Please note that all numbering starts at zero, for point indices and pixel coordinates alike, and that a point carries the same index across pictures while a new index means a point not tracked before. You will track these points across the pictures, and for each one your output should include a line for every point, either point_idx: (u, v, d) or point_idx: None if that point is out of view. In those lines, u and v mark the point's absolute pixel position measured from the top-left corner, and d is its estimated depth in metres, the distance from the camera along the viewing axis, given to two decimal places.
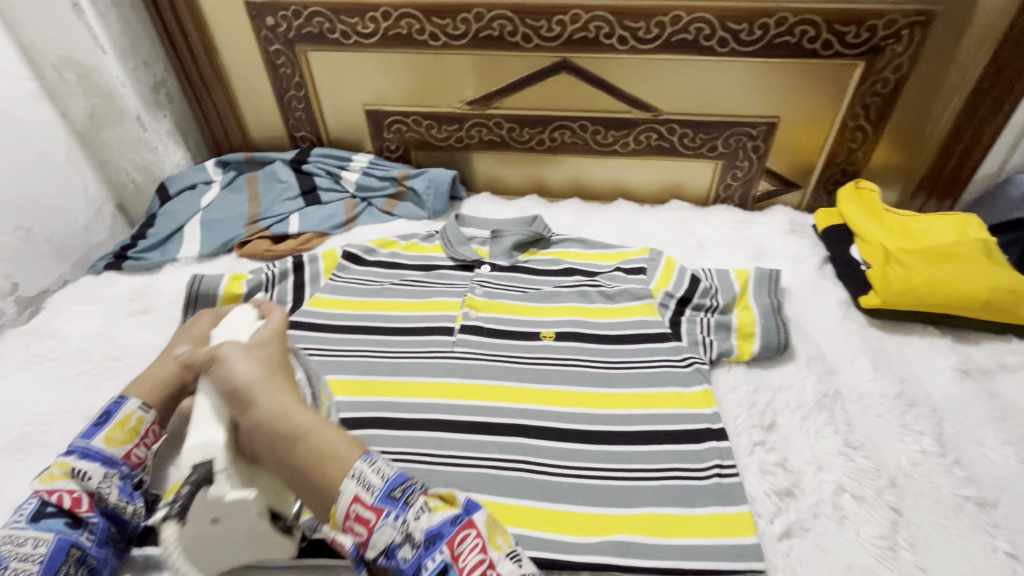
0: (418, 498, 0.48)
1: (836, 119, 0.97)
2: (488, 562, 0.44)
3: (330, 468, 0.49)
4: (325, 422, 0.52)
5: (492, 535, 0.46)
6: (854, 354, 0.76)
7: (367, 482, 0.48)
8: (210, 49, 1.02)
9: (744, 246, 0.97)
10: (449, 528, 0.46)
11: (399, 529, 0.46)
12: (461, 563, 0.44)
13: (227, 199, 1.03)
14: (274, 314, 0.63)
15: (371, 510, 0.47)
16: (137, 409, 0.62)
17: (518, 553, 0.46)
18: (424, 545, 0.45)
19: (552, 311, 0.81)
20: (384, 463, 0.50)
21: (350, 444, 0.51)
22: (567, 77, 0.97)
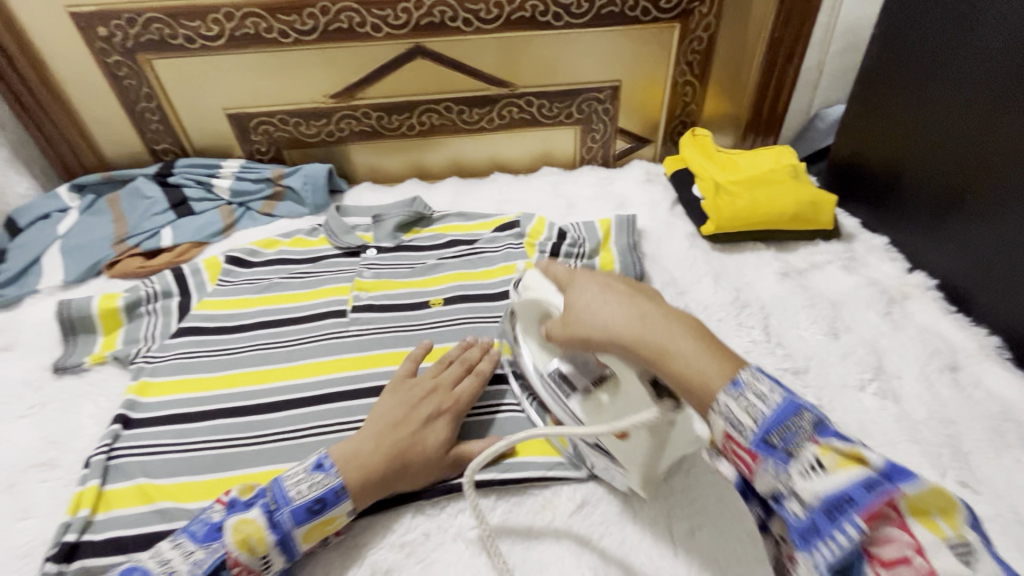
0: (805, 449, 0.39)
1: (668, 77, 1.10)
2: (912, 549, 0.34)
3: (700, 390, 0.43)
4: (671, 340, 0.46)
5: (928, 512, 0.35)
6: (700, 274, 0.88)
7: (737, 421, 0.41)
8: (40, 66, 0.96)
9: (607, 198, 1.08)
10: (862, 494, 0.35)
11: (782, 481, 0.39)
12: (874, 547, 0.35)
13: (88, 223, 0.98)
14: (555, 269, 0.60)
15: (748, 453, 0.41)
16: (342, 512, 0.55)
17: (969, 550, 0.34)
18: (827, 512, 0.36)
19: (439, 281, 0.87)
20: (756, 393, 0.41)
21: (719, 360, 0.44)
22: (424, 61, 1.01)
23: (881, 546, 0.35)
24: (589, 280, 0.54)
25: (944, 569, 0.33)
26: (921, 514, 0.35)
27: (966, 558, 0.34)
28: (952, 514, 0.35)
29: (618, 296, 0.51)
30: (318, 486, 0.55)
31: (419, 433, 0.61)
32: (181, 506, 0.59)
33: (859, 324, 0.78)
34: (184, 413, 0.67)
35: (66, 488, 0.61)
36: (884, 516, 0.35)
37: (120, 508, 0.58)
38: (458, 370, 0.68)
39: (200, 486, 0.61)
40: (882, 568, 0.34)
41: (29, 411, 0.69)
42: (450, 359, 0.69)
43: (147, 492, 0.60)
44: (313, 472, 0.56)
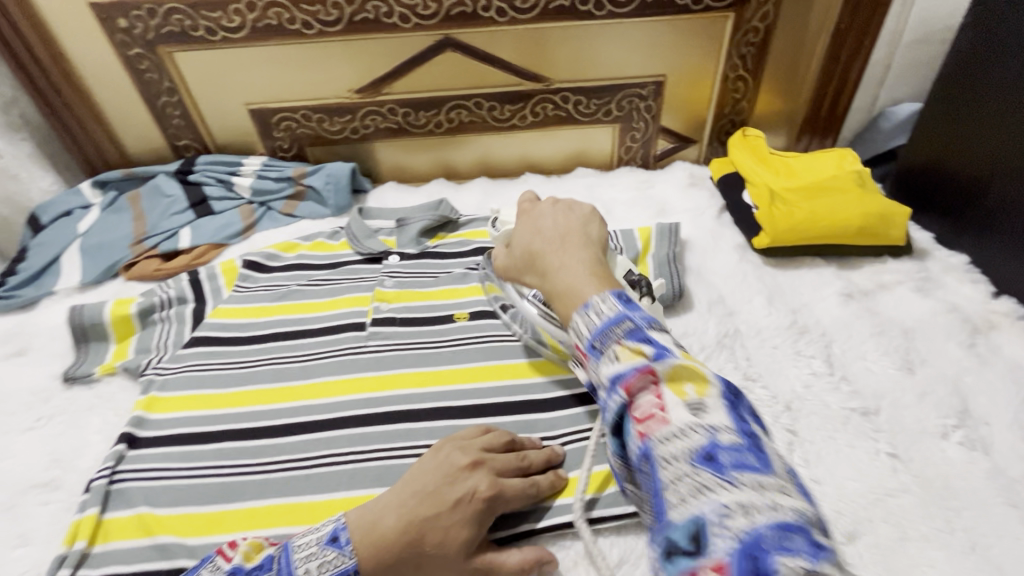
0: (613, 345, 0.47)
1: (718, 71, 1.00)
2: (659, 406, 0.42)
3: (572, 307, 0.53)
4: (561, 269, 0.56)
5: (679, 383, 0.43)
6: (751, 293, 0.80)
7: (579, 332, 0.50)
8: (61, 59, 0.93)
9: (647, 204, 1.00)
10: (631, 373, 0.44)
11: (597, 374, 0.47)
12: (637, 410, 0.43)
13: (108, 221, 0.96)
14: (525, 205, 0.68)
15: (580, 353, 0.50)
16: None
17: (703, 406, 0.42)
18: (610, 388, 0.45)
19: (464, 292, 0.81)
20: (597, 310, 0.50)
21: (596, 284, 0.53)
22: (453, 54, 0.95)
23: (644, 413, 0.43)
24: (529, 221, 0.65)
25: (677, 421, 0.41)
26: (676, 383, 0.43)
27: (798, 515, 0.36)
28: (701, 384, 0.43)
29: (542, 233, 0.62)
30: (328, 568, 0.48)
31: (459, 532, 0.50)
32: (183, 540, 0.55)
33: (938, 358, 0.69)
34: (192, 433, 0.63)
35: (68, 512, 0.58)
36: (647, 388, 0.43)
37: (119, 539, 0.55)
38: (500, 445, 0.57)
39: (204, 518, 0.56)
40: (641, 428, 0.42)
41: (37, 423, 0.67)
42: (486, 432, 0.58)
43: (148, 524, 0.56)
44: (325, 550, 0.48)
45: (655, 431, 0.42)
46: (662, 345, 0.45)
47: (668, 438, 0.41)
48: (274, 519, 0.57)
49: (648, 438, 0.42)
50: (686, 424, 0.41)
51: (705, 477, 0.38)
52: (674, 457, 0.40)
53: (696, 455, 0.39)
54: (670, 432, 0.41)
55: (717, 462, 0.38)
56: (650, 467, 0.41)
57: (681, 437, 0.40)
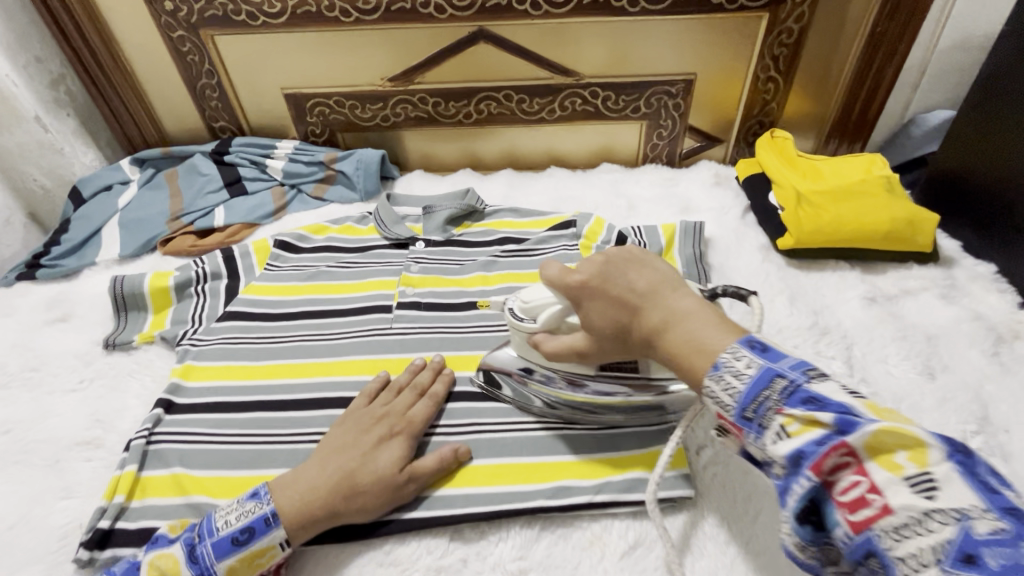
0: (773, 417, 0.38)
1: (749, 71, 1.00)
2: (868, 485, 0.34)
3: (704, 359, 0.43)
4: (673, 316, 0.46)
5: (887, 453, 0.34)
6: (773, 293, 0.80)
7: (717, 400, 0.41)
8: (108, 39, 0.97)
9: (671, 201, 1.00)
10: (815, 450, 0.35)
11: (763, 450, 0.39)
12: (835, 493, 0.35)
13: (147, 197, 0.99)
14: (562, 271, 0.54)
15: (733, 427, 0.41)
16: (274, 543, 0.51)
17: (932, 481, 0.32)
18: (791, 468, 0.36)
19: (488, 280, 0.83)
20: (732, 367, 0.40)
21: (721, 330, 0.44)
22: (486, 46, 0.96)
23: (846, 494, 0.34)
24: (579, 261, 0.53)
25: (897, 506, 0.32)
26: (882, 455, 0.34)
27: (965, 513, 0.31)
28: (918, 450, 0.33)
29: (605, 270, 0.51)
30: (246, 515, 0.52)
31: (368, 450, 0.57)
32: (215, 501, 0.57)
33: (959, 364, 0.69)
34: (226, 402, 0.66)
35: (108, 470, 0.61)
36: (843, 464, 0.35)
37: (154, 498, 0.57)
38: (409, 396, 0.63)
39: (236, 481, 0.59)
40: (853, 517, 0.34)
41: (79, 386, 0.70)
42: (422, 381, 0.65)
43: (182, 484, 0.58)
44: (244, 500, 0.53)
45: (873, 522, 0.33)
46: (836, 402, 0.36)
47: (898, 532, 0.32)
48: None
49: (868, 527, 0.33)
50: (914, 511, 0.32)
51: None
52: (918, 557, 0.31)
53: (951, 556, 0.30)
54: (901, 523, 0.32)
55: (982, 565, 0.29)
56: (879, 564, 0.33)
57: (914, 530, 0.31)
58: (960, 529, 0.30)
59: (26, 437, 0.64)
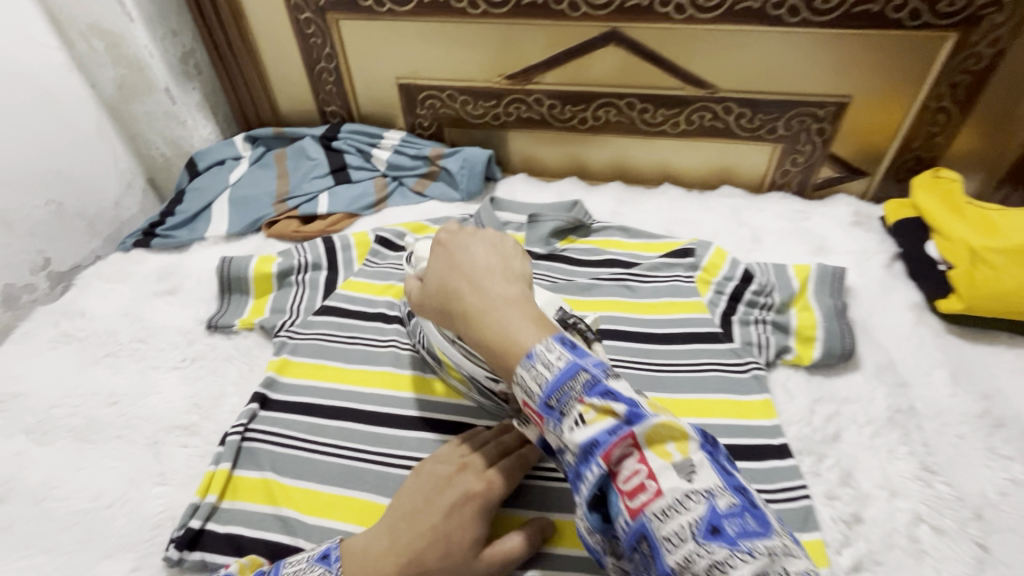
0: (574, 407, 0.39)
1: (916, 98, 0.87)
2: (648, 473, 0.37)
3: (510, 355, 0.43)
4: (507, 304, 0.45)
5: (661, 441, 0.38)
6: (929, 364, 0.68)
7: (527, 389, 0.41)
8: (239, 16, 0.97)
9: (802, 238, 0.89)
10: (606, 439, 0.37)
11: (561, 439, 0.40)
12: (619, 479, 0.37)
13: (256, 175, 1.00)
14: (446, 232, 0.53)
15: (536, 415, 0.41)
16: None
17: (691, 465, 0.37)
18: (584, 456, 0.38)
19: (593, 306, 0.76)
20: (544, 361, 0.41)
21: (536, 328, 0.43)
22: (616, 50, 0.89)
23: (628, 482, 0.37)
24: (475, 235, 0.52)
25: (668, 489, 0.36)
26: (656, 445, 0.38)
27: (711, 492, 0.36)
28: (683, 441, 0.38)
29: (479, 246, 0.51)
30: None
31: (440, 521, 0.47)
32: (303, 518, 0.55)
33: None
34: (319, 405, 0.64)
35: (202, 460, 0.60)
36: (626, 453, 0.37)
37: (244, 503, 0.56)
38: (493, 452, 0.53)
39: (324, 497, 0.56)
40: (631, 503, 0.37)
41: (181, 363, 0.70)
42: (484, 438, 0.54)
43: (272, 492, 0.56)
44: (315, 564, 0.47)
45: (647, 507, 0.36)
46: (625, 396, 0.39)
47: (665, 513, 0.36)
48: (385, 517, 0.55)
49: (643, 512, 0.36)
50: (681, 492, 0.36)
51: (714, 550, 0.34)
52: (679, 535, 0.35)
53: (702, 530, 0.35)
54: (665, 505, 0.36)
55: (724, 534, 0.35)
56: (648, 548, 0.36)
57: (680, 510, 0.36)
58: (709, 506, 0.36)
59: (130, 411, 0.64)
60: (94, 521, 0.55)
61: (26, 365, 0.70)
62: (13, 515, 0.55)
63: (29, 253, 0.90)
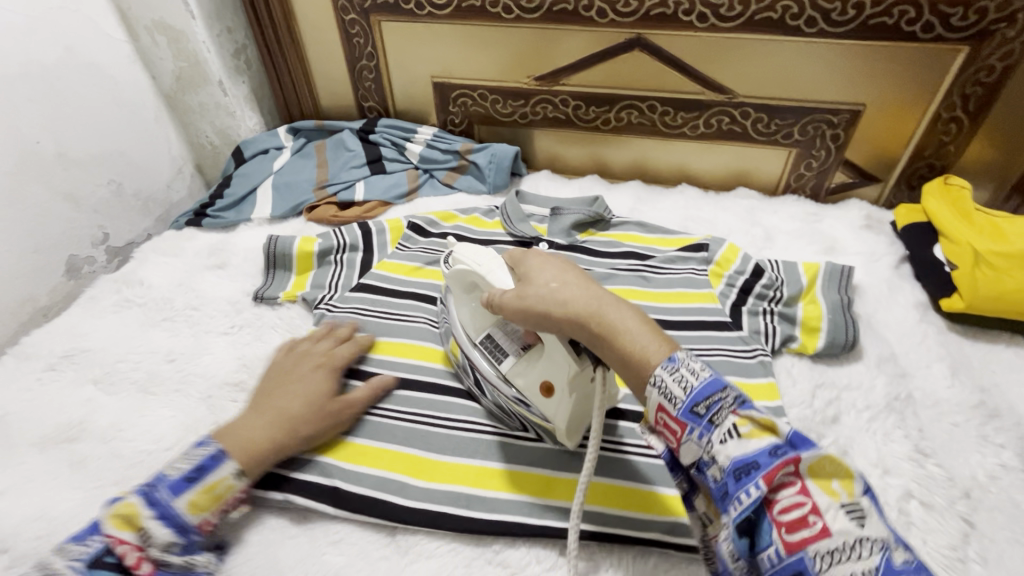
0: (726, 417, 0.42)
1: (929, 108, 0.91)
2: (810, 508, 0.38)
3: (642, 363, 0.46)
4: (621, 307, 0.49)
5: (829, 478, 0.39)
6: (930, 358, 0.72)
7: (670, 394, 0.44)
8: (289, 16, 1.05)
9: (814, 238, 0.93)
10: (767, 459, 0.39)
11: (707, 448, 0.42)
12: (774, 500, 0.39)
13: (297, 164, 1.07)
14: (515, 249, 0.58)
15: (676, 423, 0.44)
16: (230, 476, 0.55)
17: (860, 510, 0.38)
18: (735, 475, 0.40)
19: (610, 293, 0.81)
20: (690, 369, 0.44)
21: (658, 341, 0.47)
22: (640, 54, 0.94)
23: (787, 514, 0.38)
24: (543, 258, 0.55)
25: (835, 529, 0.37)
26: (821, 478, 0.39)
27: (886, 544, 0.36)
28: (848, 481, 0.39)
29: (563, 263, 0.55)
30: (194, 457, 0.55)
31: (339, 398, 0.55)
32: (340, 465, 0.61)
33: None
34: (355, 371, 0.70)
35: None
36: (787, 479, 0.39)
37: None
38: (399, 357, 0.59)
39: (358, 449, 0.62)
40: (789, 536, 0.37)
41: (230, 330, 0.77)
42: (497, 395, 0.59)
43: None
44: (187, 447, 0.55)
45: (807, 543, 0.37)
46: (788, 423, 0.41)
47: (826, 552, 0.36)
48: (411, 469, 0.61)
49: (803, 547, 0.37)
50: (853, 535, 0.36)
51: None
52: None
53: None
54: (834, 546, 0.36)
55: None
56: None
57: (848, 552, 0.36)
58: (884, 557, 0.35)
59: (185, 368, 0.71)
60: (155, 461, 0.61)
61: (92, 325, 0.77)
62: (84, 452, 0.61)
63: (91, 227, 0.98)
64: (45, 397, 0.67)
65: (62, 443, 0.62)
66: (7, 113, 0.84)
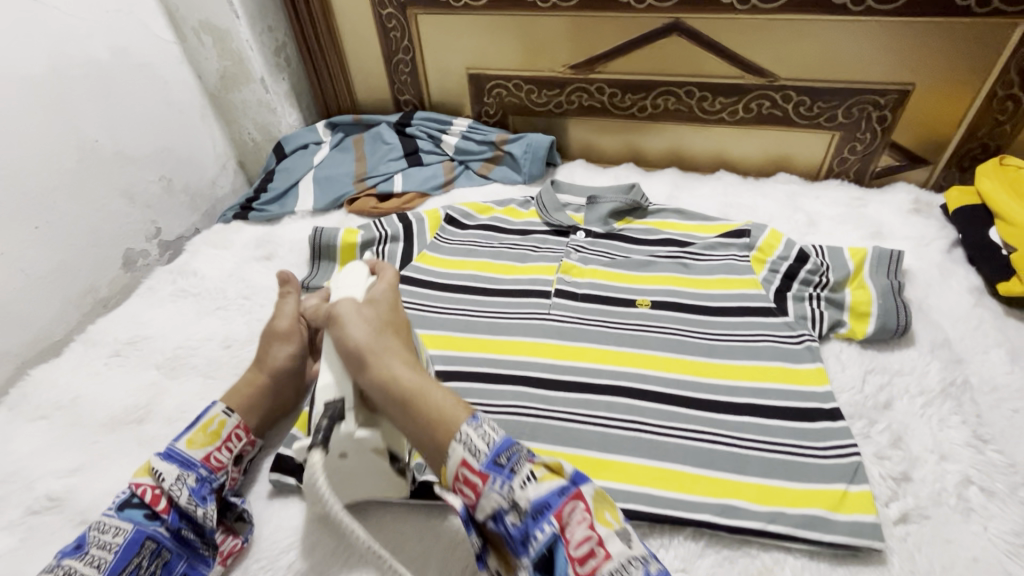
0: (524, 466, 0.47)
1: (984, 86, 0.87)
2: (596, 540, 0.44)
3: (441, 431, 0.49)
4: (435, 383, 0.53)
5: (600, 511, 0.46)
6: (986, 343, 0.70)
7: (473, 447, 0.48)
8: (328, 12, 1.07)
9: (859, 224, 0.91)
10: (556, 500, 0.45)
11: (507, 497, 0.46)
12: (569, 536, 0.44)
13: (336, 158, 1.10)
14: (386, 274, 0.65)
15: (478, 475, 0.47)
16: (220, 412, 0.61)
17: (628, 534, 0.45)
18: (534, 515, 0.45)
19: (650, 280, 0.81)
20: (490, 427, 0.49)
21: (460, 406, 0.51)
22: (678, 39, 0.93)
23: (580, 547, 0.43)
24: (381, 304, 0.60)
25: (615, 553, 0.43)
26: (601, 513, 0.46)
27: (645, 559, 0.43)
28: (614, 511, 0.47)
29: (405, 337, 0.59)
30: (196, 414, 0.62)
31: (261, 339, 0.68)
32: None
33: None
34: None
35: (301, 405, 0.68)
36: (578, 515, 0.45)
37: None
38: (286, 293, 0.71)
39: None
40: (581, 568, 0.43)
41: None
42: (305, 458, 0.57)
43: None
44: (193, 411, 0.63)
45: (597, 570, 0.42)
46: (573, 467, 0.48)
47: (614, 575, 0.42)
48: None
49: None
50: (626, 556, 0.43)
51: None
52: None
53: None
54: (615, 568, 0.42)
55: None
56: None
57: (625, 570, 0.42)
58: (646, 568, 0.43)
59: (241, 353, 0.74)
60: None
61: (152, 313, 0.81)
62: (152, 432, 0.65)
63: (144, 222, 1.02)
64: (114, 381, 0.72)
65: (131, 423, 0.66)
66: (68, 110, 0.88)
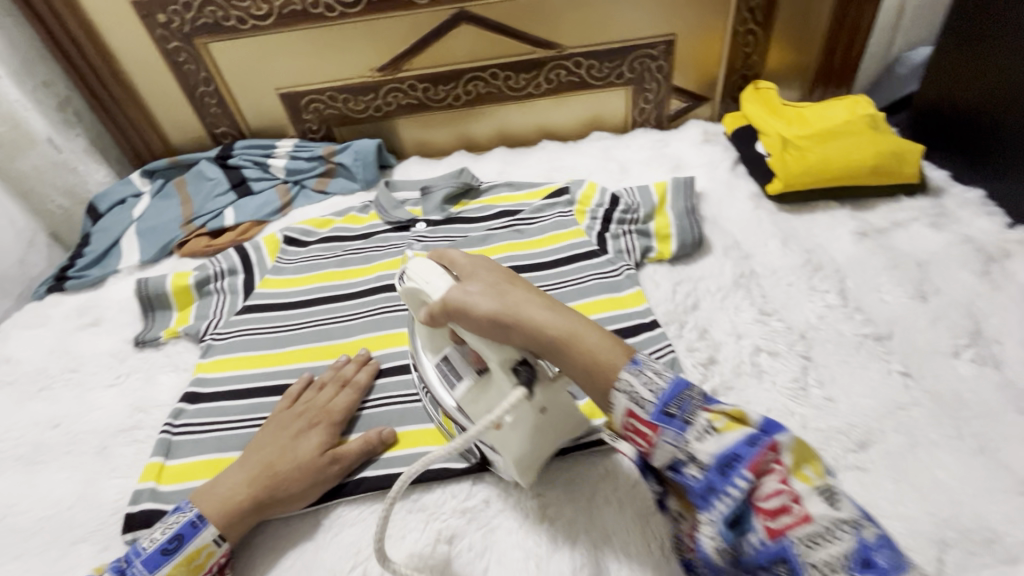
0: (699, 416, 0.44)
1: (727, 26, 1.02)
2: (790, 496, 0.40)
3: (605, 375, 0.47)
4: (589, 324, 0.48)
5: (799, 466, 0.42)
6: (765, 236, 0.82)
7: (638, 398, 0.45)
8: (107, 56, 1.01)
9: (662, 161, 1.03)
10: (746, 449, 0.41)
11: (683, 448, 0.43)
12: (758, 489, 0.40)
13: (158, 206, 1.04)
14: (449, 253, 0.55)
15: (649, 426, 0.45)
16: (212, 542, 0.52)
17: (834, 491, 0.40)
18: (721, 469, 0.41)
19: (488, 252, 0.85)
20: (653, 372, 0.46)
21: (618, 347, 0.48)
22: (467, 27, 0.99)
23: (769, 503, 0.40)
24: (484, 269, 0.52)
25: (815, 515, 0.39)
26: (800, 469, 0.41)
27: (854, 525, 0.38)
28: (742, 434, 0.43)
29: (531, 286, 0.51)
30: (171, 528, 0.52)
31: (292, 441, 0.59)
32: None
33: (951, 285, 0.71)
34: (255, 388, 0.70)
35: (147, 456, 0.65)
36: (771, 467, 0.41)
37: (185, 481, 0.61)
38: (332, 388, 0.65)
39: None
40: (772, 523, 0.39)
41: (116, 380, 0.75)
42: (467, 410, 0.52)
43: (213, 467, 0.62)
44: (166, 516, 0.53)
45: (791, 530, 0.39)
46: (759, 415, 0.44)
47: (813, 539, 0.38)
48: None
49: (787, 533, 0.39)
50: (830, 520, 0.39)
51: None
52: (829, 566, 0.37)
53: (854, 562, 0.37)
54: (817, 531, 0.38)
55: (876, 566, 0.37)
56: (785, 568, 0.38)
57: (830, 537, 0.38)
58: (858, 538, 0.38)
59: (73, 429, 0.69)
60: (55, 524, 0.60)
61: None
62: None
63: None
64: None
65: None
66: None
